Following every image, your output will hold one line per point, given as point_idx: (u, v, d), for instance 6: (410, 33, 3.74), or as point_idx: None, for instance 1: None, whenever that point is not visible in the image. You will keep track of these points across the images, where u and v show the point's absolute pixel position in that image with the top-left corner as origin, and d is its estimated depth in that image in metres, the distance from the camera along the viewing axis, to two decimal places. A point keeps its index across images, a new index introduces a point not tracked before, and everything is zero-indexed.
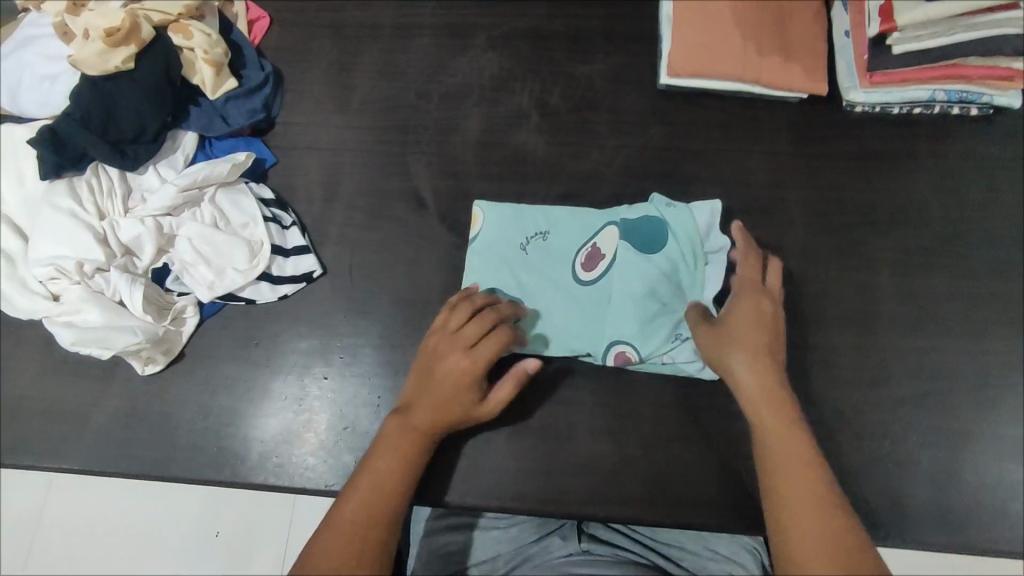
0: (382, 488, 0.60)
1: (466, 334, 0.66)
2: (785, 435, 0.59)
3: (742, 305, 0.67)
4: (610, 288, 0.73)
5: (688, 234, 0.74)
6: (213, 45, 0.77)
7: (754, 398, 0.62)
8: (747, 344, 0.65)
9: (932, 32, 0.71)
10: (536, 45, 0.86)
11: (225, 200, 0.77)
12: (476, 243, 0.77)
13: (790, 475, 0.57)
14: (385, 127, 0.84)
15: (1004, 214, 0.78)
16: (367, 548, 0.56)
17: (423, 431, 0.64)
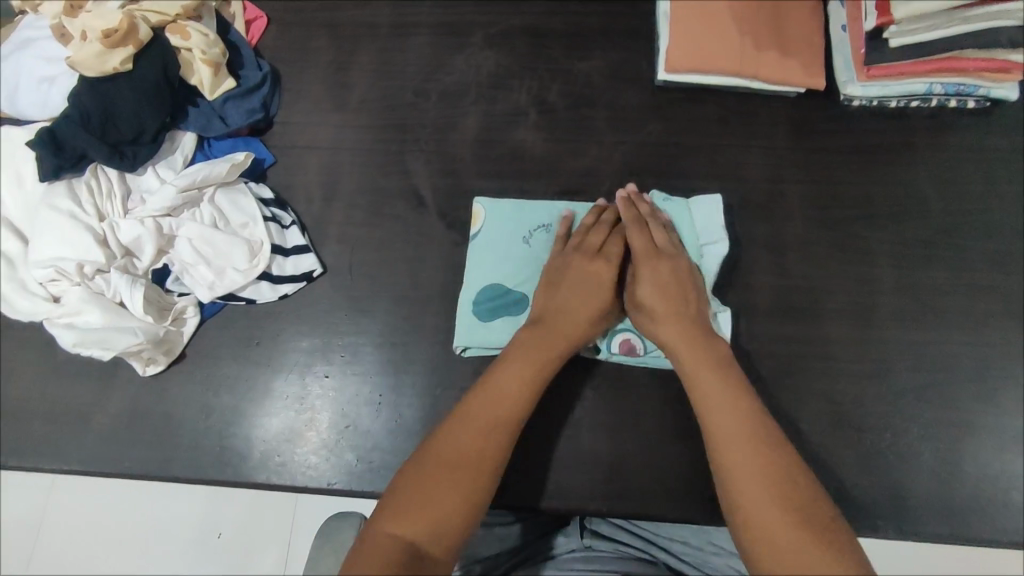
0: (514, 387, 0.63)
1: (593, 242, 0.72)
2: (719, 383, 0.62)
3: (660, 269, 0.70)
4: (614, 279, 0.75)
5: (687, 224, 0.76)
6: (211, 46, 0.78)
7: (686, 353, 0.65)
8: (668, 306, 0.67)
9: (928, 26, 0.71)
10: (533, 42, 0.87)
11: (224, 200, 0.77)
12: (477, 240, 0.77)
13: (724, 421, 0.59)
14: (383, 126, 0.84)
15: (1002, 206, 0.78)
16: (492, 442, 0.60)
17: (559, 331, 0.67)
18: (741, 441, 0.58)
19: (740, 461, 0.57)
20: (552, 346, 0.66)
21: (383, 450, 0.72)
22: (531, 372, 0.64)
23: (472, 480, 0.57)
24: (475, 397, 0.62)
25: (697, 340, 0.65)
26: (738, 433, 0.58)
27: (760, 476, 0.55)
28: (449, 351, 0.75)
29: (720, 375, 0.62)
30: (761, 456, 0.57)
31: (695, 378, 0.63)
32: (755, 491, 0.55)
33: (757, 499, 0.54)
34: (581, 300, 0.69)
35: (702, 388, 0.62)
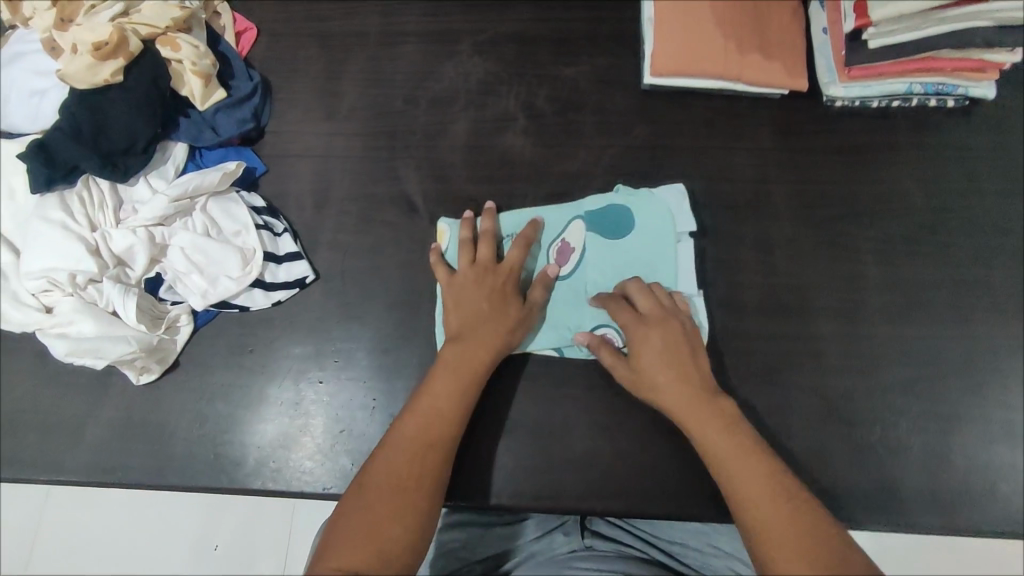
0: (438, 411, 0.65)
1: (486, 258, 0.74)
2: (733, 444, 0.62)
3: (650, 340, 0.68)
4: (587, 280, 0.77)
5: (655, 218, 0.77)
6: (201, 57, 0.78)
7: (690, 417, 0.64)
8: (666, 371, 0.66)
9: (907, 27, 0.71)
10: (520, 49, 0.88)
11: (216, 209, 0.78)
12: (449, 255, 0.78)
13: (739, 467, 0.60)
14: (374, 133, 0.85)
15: (982, 202, 0.79)
16: (427, 466, 0.62)
17: (473, 349, 0.69)
18: (764, 501, 0.58)
19: (757, 485, 0.59)
20: (470, 360, 0.68)
21: None
22: (457, 387, 0.67)
23: (409, 506, 0.59)
24: (407, 422, 0.65)
25: (702, 402, 0.65)
26: (762, 493, 0.58)
27: (791, 534, 0.55)
28: None
29: (733, 437, 0.62)
30: (774, 482, 0.59)
31: (708, 443, 0.63)
32: (789, 550, 0.54)
33: (775, 524, 0.56)
34: (490, 313, 0.71)
35: (716, 454, 0.62)
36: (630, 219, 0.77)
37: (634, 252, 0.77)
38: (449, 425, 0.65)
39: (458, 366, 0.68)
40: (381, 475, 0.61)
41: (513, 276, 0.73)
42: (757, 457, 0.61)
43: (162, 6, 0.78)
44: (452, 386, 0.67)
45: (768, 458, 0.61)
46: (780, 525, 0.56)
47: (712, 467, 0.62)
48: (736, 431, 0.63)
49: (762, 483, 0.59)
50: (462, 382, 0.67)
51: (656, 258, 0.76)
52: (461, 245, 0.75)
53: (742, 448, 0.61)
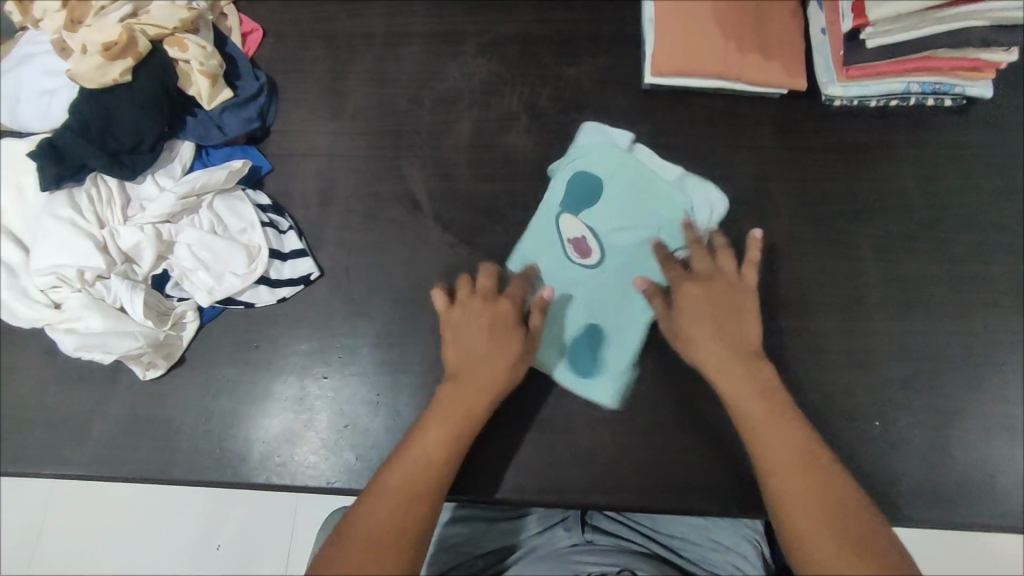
0: (429, 458, 0.64)
1: (486, 290, 0.72)
2: (762, 406, 0.64)
3: (695, 291, 0.69)
4: (615, 242, 0.79)
5: (602, 154, 0.81)
6: (208, 57, 0.80)
7: (720, 375, 0.66)
8: (703, 327, 0.68)
9: (905, 26, 0.72)
10: (523, 49, 0.89)
11: (222, 206, 0.78)
12: None
13: (769, 440, 0.62)
14: (379, 132, 0.86)
15: (981, 200, 0.80)
16: (414, 517, 0.61)
17: (470, 389, 0.67)
18: (787, 465, 0.61)
19: (785, 460, 0.61)
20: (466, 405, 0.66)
21: (382, 447, 0.73)
22: (449, 435, 0.65)
23: (392, 559, 0.58)
24: (397, 467, 0.63)
25: (734, 361, 0.67)
26: (787, 458, 0.61)
27: (808, 498, 0.59)
28: None
29: (761, 398, 0.65)
30: (802, 459, 0.61)
31: (739, 402, 0.65)
32: (805, 514, 0.58)
33: (800, 500, 0.59)
34: (490, 346, 0.68)
35: (750, 423, 0.64)
36: (592, 173, 0.81)
37: (613, 185, 0.81)
38: (434, 479, 0.63)
39: (452, 410, 0.66)
40: (370, 524, 0.60)
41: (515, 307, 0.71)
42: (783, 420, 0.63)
43: (172, 8, 0.80)
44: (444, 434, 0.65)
45: (792, 418, 0.64)
46: (798, 490, 0.59)
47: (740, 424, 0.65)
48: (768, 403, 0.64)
49: (790, 458, 0.61)
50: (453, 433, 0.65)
51: (636, 183, 0.80)
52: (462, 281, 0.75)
53: (769, 411, 0.64)
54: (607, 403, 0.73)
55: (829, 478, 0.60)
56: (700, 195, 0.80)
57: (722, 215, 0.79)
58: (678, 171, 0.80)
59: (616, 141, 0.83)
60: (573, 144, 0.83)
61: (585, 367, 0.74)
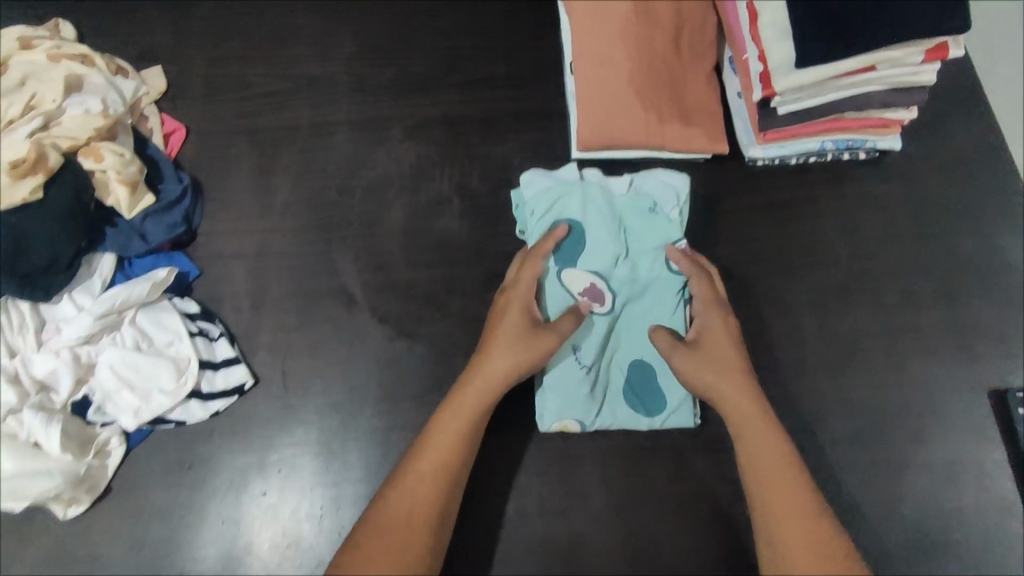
0: (452, 438, 0.66)
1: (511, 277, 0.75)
2: (769, 445, 0.66)
3: (711, 324, 0.73)
4: (619, 269, 0.78)
5: (560, 198, 0.79)
6: (127, 164, 0.79)
7: (731, 412, 0.69)
8: (716, 361, 0.70)
9: (808, 94, 0.74)
10: (450, 131, 0.89)
11: (146, 321, 0.75)
12: (561, 413, 0.75)
13: (773, 481, 0.64)
14: (309, 226, 0.84)
15: (903, 248, 0.83)
16: (428, 503, 0.63)
17: (492, 375, 0.69)
18: (790, 509, 0.62)
19: (788, 504, 0.62)
20: (484, 388, 0.68)
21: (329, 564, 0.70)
22: (468, 418, 0.67)
23: (408, 544, 0.61)
24: (422, 454, 0.65)
25: (746, 398, 0.68)
26: (787, 497, 0.63)
27: (807, 538, 0.60)
28: (392, 450, 0.75)
29: (767, 437, 0.66)
30: (803, 506, 0.62)
31: (747, 441, 0.67)
32: (805, 552, 0.59)
33: (802, 546, 0.60)
34: (512, 335, 0.70)
35: (759, 461, 0.65)
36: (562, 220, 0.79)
37: (592, 214, 0.79)
38: (451, 463, 0.65)
39: (473, 395, 0.68)
40: (379, 511, 0.62)
41: (527, 295, 0.72)
42: (788, 468, 0.64)
43: (85, 117, 0.80)
44: (468, 407, 0.68)
45: (796, 467, 0.65)
46: (801, 540, 0.60)
47: (744, 464, 0.66)
48: (776, 443, 0.66)
49: (791, 503, 0.62)
50: (467, 414, 0.67)
51: (602, 207, 0.79)
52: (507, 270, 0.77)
53: (779, 457, 0.65)
54: (691, 425, 0.77)
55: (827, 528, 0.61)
56: (654, 184, 0.81)
57: (686, 192, 0.81)
58: (627, 178, 0.81)
59: (561, 177, 0.81)
60: (525, 200, 0.80)
61: (648, 406, 0.76)
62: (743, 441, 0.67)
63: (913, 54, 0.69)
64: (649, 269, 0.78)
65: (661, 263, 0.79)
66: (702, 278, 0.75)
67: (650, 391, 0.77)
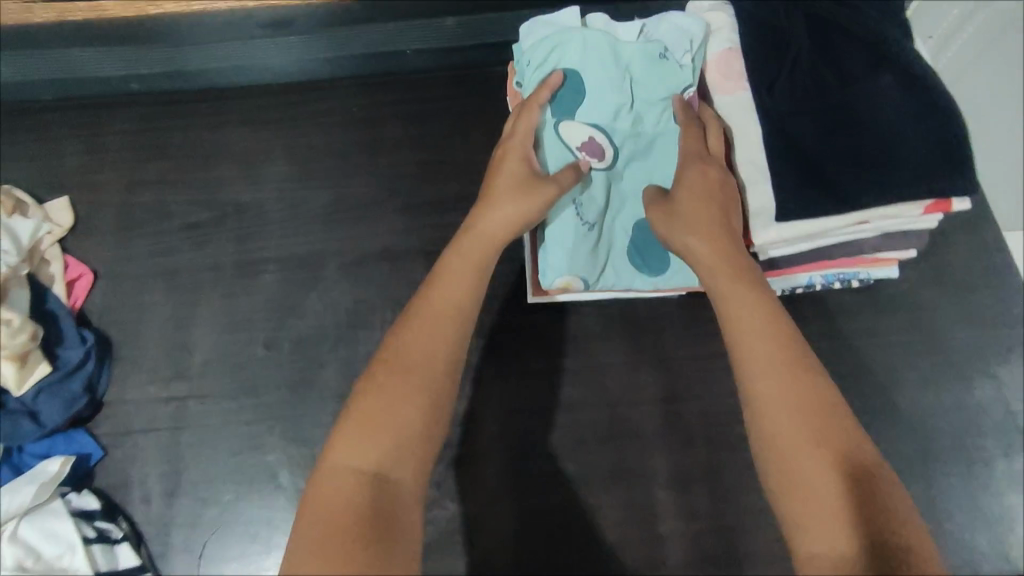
0: (458, 289, 0.58)
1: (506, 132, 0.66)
2: (754, 308, 0.53)
3: (690, 177, 0.60)
4: (624, 125, 0.66)
5: (559, 39, 0.66)
6: (16, 334, 0.66)
7: (710, 275, 0.56)
8: (697, 216, 0.58)
9: (793, 246, 0.63)
10: (392, 267, 0.80)
11: (31, 533, 0.64)
12: (560, 270, 0.66)
13: (754, 344, 0.52)
14: (231, 390, 0.74)
15: (909, 397, 0.72)
16: (443, 356, 0.54)
17: (493, 230, 0.61)
18: (778, 380, 0.50)
19: (772, 374, 0.50)
20: (488, 236, 0.60)
21: None
22: (473, 271, 0.59)
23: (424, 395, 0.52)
24: (421, 307, 0.56)
25: (728, 256, 0.57)
26: (772, 364, 0.51)
27: (796, 409, 0.49)
28: None
29: (753, 299, 0.54)
30: (795, 376, 0.50)
31: (731, 306, 0.54)
32: (791, 429, 0.48)
33: (789, 425, 0.49)
34: (518, 186, 0.62)
35: (740, 322, 0.53)
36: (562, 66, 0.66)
37: (599, 53, 0.65)
38: (457, 310, 0.57)
39: (478, 247, 0.60)
40: (391, 362, 0.53)
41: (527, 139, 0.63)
42: (779, 339, 0.52)
43: None
44: (468, 260, 0.59)
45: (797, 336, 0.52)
46: (787, 406, 0.49)
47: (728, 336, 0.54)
48: (767, 311, 0.53)
49: (778, 372, 0.50)
50: (473, 266, 0.59)
51: (607, 52, 0.65)
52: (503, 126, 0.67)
53: (768, 324, 0.53)
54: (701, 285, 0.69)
55: (825, 400, 0.49)
56: (669, 26, 0.66)
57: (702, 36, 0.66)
58: (638, 24, 0.66)
59: (563, 26, 0.68)
60: (524, 47, 0.68)
61: (655, 269, 0.68)
62: (723, 307, 0.55)
63: (912, 208, 0.60)
64: (655, 121, 0.66)
65: (669, 114, 0.66)
66: (716, 126, 0.63)
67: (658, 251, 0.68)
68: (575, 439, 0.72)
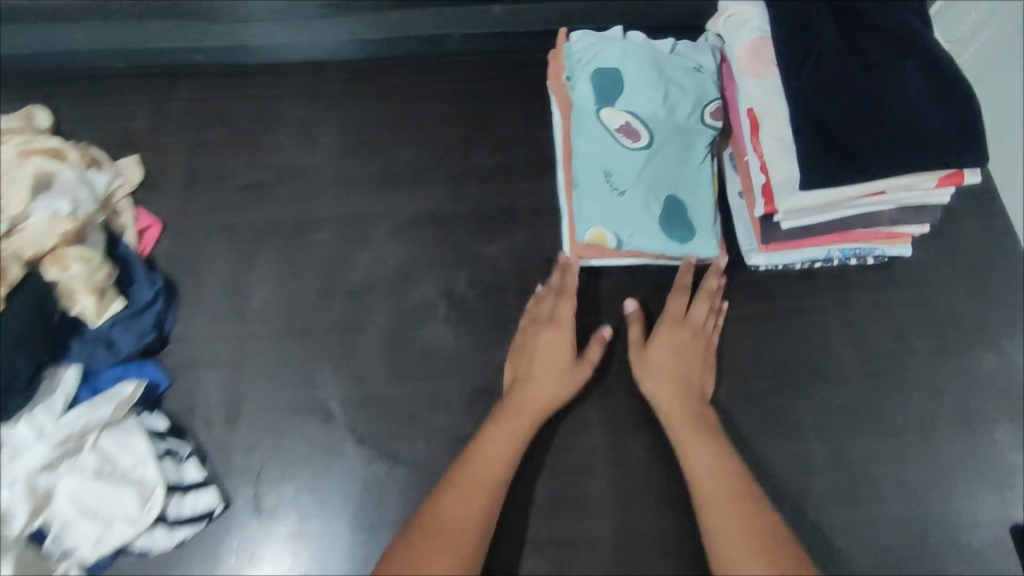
0: (496, 456, 0.69)
1: (549, 311, 0.78)
2: (709, 455, 0.68)
3: (667, 348, 0.75)
4: (656, 118, 0.79)
5: (603, 46, 0.81)
6: (94, 270, 0.75)
7: (675, 422, 0.71)
8: (662, 372, 0.74)
9: (815, 215, 0.70)
10: (438, 229, 0.86)
11: (110, 443, 0.72)
12: (599, 216, 0.77)
13: (706, 479, 0.67)
14: (286, 332, 0.81)
15: (917, 363, 0.78)
16: (478, 508, 0.65)
17: (530, 410, 0.72)
18: (727, 508, 0.64)
19: (721, 505, 0.65)
20: (524, 405, 0.72)
21: None
22: (512, 438, 0.71)
23: (457, 542, 0.62)
24: (462, 468, 0.68)
25: (690, 412, 0.72)
26: (720, 496, 0.65)
27: (743, 532, 0.62)
28: None
29: (707, 447, 0.69)
30: (738, 503, 0.64)
31: (690, 454, 0.69)
32: (740, 547, 0.61)
33: (740, 545, 0.61)
34: (557, 365, 0.74)
35: (696, 464, 0.68)
36: (607, 66, 0.80)
37: (641, 60, 0.80)
38: (495, 471, 0.68)
39: (518, 417, 0.72)
40: (433, 512, 0.64)
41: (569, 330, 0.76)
42: (727, 475, 0.66)
43: (51, 223, 0.75)
44: (505, 434, 0.71)
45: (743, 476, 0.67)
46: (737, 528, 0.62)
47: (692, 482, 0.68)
48: (717, 453, 0.68)
49: (725, 502, 0.65)
50: (513, 430, 0.71)
51: (643, 57, 0.80)
52: (543, 295, 0.79)
53: (717, 463, 0.67)
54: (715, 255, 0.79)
55: (765, 522, 0.63)
56: (695, 51, 0.84)
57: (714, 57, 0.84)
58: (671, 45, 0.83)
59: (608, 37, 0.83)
60: (571, 52, 0.83)
61: (679, 231, 0.79)
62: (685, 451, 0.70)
63: (926, 180, 0.66)
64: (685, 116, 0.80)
65: (696, 114, 0.81)
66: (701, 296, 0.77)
67: (680, 216, 0.79)
68: (604, 389, 0.79)
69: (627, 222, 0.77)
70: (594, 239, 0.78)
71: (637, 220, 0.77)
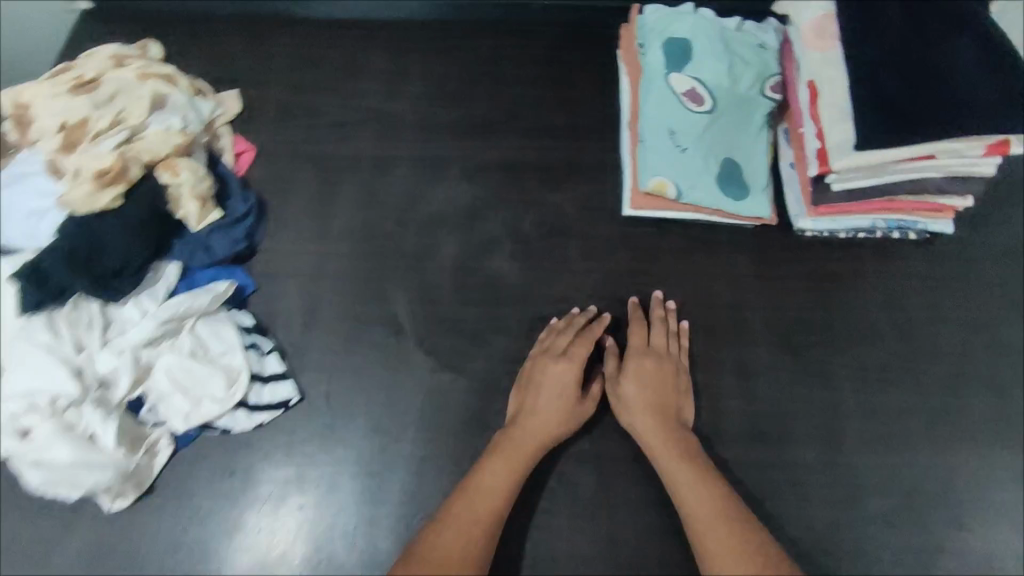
0: (495, 486, 0.70)
1: (559, 346, 0.80)
2: (692, 476, 0.70)
3: (649, 380, 0.77)
4: (720, 85, 0.85)
5: (675, 18, 0.88)
6: (200, 180, 0.81)
7: (653, 447, 0.73)
8: (640, 403, 0.76)
9: (865, 176, 0.76)
10: (508, 175, 0.93)
11: (204, 330, 0.79)
12: (661, 169, 0.84)
13: (690, 498, 0.68)
14: (363, 254, 0.89)
15: (951, 328, 0.83)
16: (480, 535, 0.66)
17: (531, 444, 0.74)
18: (714, 527, 0.65)
19: (707, 523, 0.66)
20: (523, 437, 0.74)
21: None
22: (512, 468, 0.72)
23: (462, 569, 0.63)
24: (461, 498, 0.69)
25: (669, 440, 0.73)
26: (705, 514, 0.67)
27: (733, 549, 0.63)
28: (426, 478, 0.78)
29: (687, 467, 0.71)
30: (724, 519, 0.66)
31: (674, 479, 0.70)
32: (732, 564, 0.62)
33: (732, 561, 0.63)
34: (561, 403, 0.76)
35: (679, 486, 0.70)
36: (677, 36, 0.87)
37: (709, 32, 0.87)
38: (496, 502, 0.69)
39: (518, 448, 0.73)
40: (432, 543, 0.65)
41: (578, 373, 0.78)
42: (711, 493, 0.68)
43: (166, 134, 0.82)
44: (503, 465, 0.71)
45: (731, 502, 0.68)
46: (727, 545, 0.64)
47: (681, 508, 0.69)
48: (698, 472, 0.70)
49: (712, 521, 0.66)
50: (512, 463, 0.72)
51: (711, 30, 0.87)
52: (550, 332, 0.81)
53: (699, 482, 0.69)
54: (766, 217, 0.85)
55: (752, 534, 0.64)
56: (761, 30, 0.90)
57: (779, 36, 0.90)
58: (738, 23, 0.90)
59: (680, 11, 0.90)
60: (644, 22, 0.91)
61: (733, 190, 0.85)
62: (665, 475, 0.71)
63: (973, 148, 0.72)
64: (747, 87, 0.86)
65: (757, 86, 0.87)
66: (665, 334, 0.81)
67: (735, 177, 0.85)
68: None
69: (686, 176, 0.84)
70: (654, 189, 0.84)
71: (695, 176, 0.84)
